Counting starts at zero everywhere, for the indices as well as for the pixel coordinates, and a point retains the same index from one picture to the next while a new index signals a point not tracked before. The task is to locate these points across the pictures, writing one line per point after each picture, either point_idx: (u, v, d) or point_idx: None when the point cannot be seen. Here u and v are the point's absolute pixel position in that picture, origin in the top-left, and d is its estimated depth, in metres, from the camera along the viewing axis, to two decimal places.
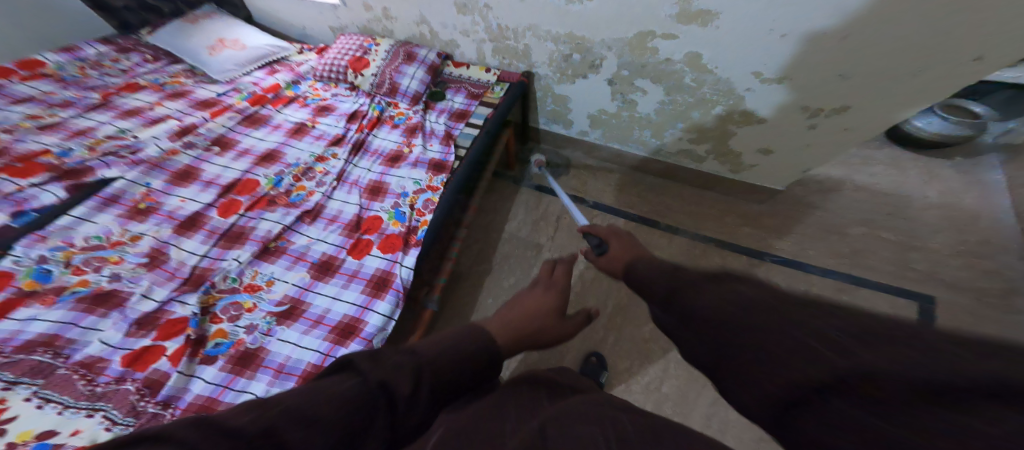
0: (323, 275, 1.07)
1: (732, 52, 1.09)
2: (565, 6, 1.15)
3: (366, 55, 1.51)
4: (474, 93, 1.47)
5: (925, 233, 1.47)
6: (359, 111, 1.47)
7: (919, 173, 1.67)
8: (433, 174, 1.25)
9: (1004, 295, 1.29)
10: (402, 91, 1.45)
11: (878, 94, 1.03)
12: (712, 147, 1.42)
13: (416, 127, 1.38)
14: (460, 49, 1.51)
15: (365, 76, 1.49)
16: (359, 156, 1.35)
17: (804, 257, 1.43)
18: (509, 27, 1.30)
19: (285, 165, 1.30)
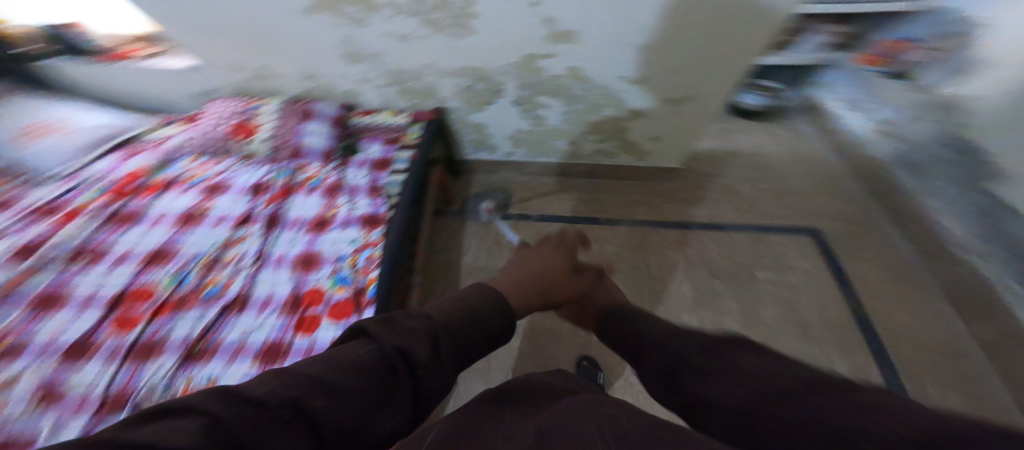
0: (143, 360, 0.81)
1: (507, 38, 1.12)
2: (453, 42, 1.15)
3: (249, 120, 1.30)
4: (389, 137, 1.33)
5: (791, 179, 1.55)
6: (263, 182, 1.22)
7: (767, 135, 1.77)
8: (368, 230, 1.06)
9: (859, 213, 1.42)
10: (308, 150, 1.26)
11: (707, 64, 1.12)
12: (617, 143, 1.44)
13: (338, 185, 1.20)
14: (363, 96, 1.41)
15: (256, 143, 1.28)
16: (278, 231, 1.08)
17: (721, 218, 1.42)
18: (407, 69, 1.26)
19: (181, 261, 1.00)
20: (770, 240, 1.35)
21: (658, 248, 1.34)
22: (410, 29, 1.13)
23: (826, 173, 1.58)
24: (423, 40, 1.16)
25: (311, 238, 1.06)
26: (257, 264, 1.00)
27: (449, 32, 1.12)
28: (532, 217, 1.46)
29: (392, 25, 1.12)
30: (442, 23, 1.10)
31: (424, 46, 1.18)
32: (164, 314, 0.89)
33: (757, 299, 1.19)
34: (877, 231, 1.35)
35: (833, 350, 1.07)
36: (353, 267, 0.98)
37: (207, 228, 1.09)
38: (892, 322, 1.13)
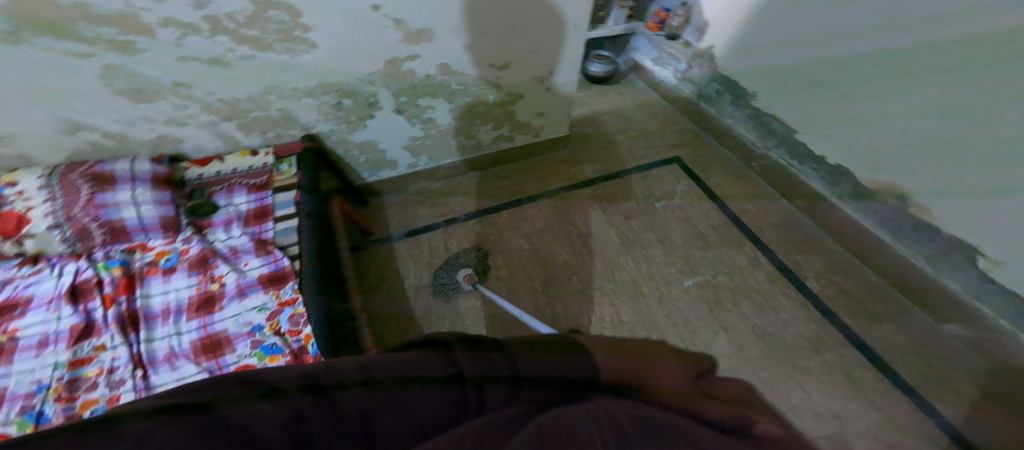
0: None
1: (358, 46, 1.03)
2: (293, 58, 1.01)
3: (5, 207, 0.91)
4: (256, 183, 1.11)
5: (647, 124, 1.90)
6: (83, 280, 0.90)
7: (618, 92, 2.10)
8: (277, 290, 0.89)
9: (698, 138, 1.84)
10: (136, 225, 0.97)
11: (547, 43, 1.25)
12: (509, 125, 1.50)
13: (208, 252, 0.96)
14: (188, 141, 1.09)
15: (38, 235, 0.92)
16: (149, 327, 0.84)
17: (612, 169, 1.64)
18: (244, 98, 1.05)
19: (18, 400, 0.72)
20: (653, 176, 1.63)
21: (580, 208, 1.48)
22: (223, 50, 0.94)
23: (666, 114, 1.97)
24: (243, 66, 0.98)
25: (202, 322, 0.85)
26: (142, 371, 0.78)
27: (280, 50, 0.98)
28: (459, 218, 1.42)
29: (190, 50, 0.92)
30: (264, 40, 0.95)
31: (247, 71, 0.99)
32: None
33: (664, 225, 1.44)
34: (715, 149, 1.77)
35: (725, 247, 1.39)
36: (278, 333, 0.83)
37: (27, 357, 0.78)
38: (749, 212, 1.51)
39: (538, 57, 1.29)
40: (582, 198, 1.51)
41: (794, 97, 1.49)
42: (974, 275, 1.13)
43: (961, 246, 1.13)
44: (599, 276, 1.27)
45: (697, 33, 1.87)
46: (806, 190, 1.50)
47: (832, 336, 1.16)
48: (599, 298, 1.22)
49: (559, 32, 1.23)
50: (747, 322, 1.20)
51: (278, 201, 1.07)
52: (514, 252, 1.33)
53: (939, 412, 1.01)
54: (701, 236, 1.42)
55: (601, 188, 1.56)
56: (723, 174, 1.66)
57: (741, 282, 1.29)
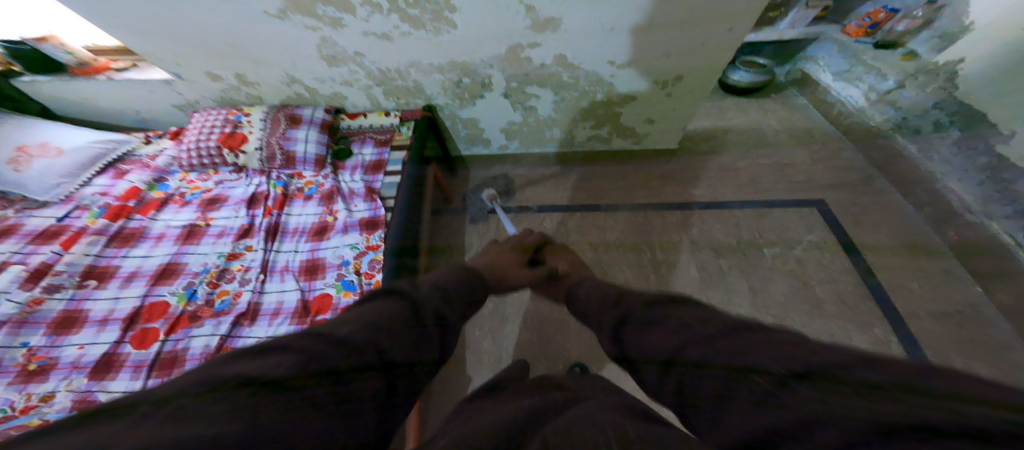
0: (166, 373, 0.82)
1: (488, 32, 1.09)
2: (435, 37, 1.12)
3: (236, 129, 1.29)
4: (381, 139, 1.34)
5: (789, 152, 1.54)
6: (258, 193, 1.21)
7: (758, 109, 1.75)
8: (369, 233, 1.06)
9: (864, 181, 1.42)
10: (300, 159, 1.26)
11: (689, 46, 1.10)
12: (612, 127, 1.42)
13: (335, 190, 1.20)
14: (348, 100, 1.39)
15: (247, 153, 1.27)
16: (280, 240, 1.08)
17: (720, 197, 1.40)
18: (391, 69, 1.24)
19: (189, 276, 1.00)
20: (775, 217, 1.32)
21: (663, 230, 1.31)
22: (390, 27, 1.10)
23: (823, 144, 1.57)
24: (402, 40, 1.13)
25: (313, 246, 1.06)
26: (263, 276, 0.99)
27: (429, 28, 1.10)
28: (531, 208, 1.44)
29: (371, 26, 1.10)
30: (421, 19, 1.07)
31: (404, 46, 1.16)
32: (179, 328, 0.90)
33: (763, 276, 1.17)
34: (880, 201, 1.34)
35: (845, 322, 1.06)
36: (358, 272, 0.97)
37: (208, 242, 1.08)
38: (905, 290, 1.11)
39: (670, 61, 1.14)
40: (670, 220, 1.34)
41: None
42: None
43: None
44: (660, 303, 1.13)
45: (937, 41, 1.36)
46: None
47: None
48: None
49: (710, 32, 1.05)
50: None
51: (392, 158, 1.26)
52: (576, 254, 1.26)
53: None
54: (813, 300, 1.11)
55: (699, 214, 1.35)
56: (884, 234, 1.25)
57: None
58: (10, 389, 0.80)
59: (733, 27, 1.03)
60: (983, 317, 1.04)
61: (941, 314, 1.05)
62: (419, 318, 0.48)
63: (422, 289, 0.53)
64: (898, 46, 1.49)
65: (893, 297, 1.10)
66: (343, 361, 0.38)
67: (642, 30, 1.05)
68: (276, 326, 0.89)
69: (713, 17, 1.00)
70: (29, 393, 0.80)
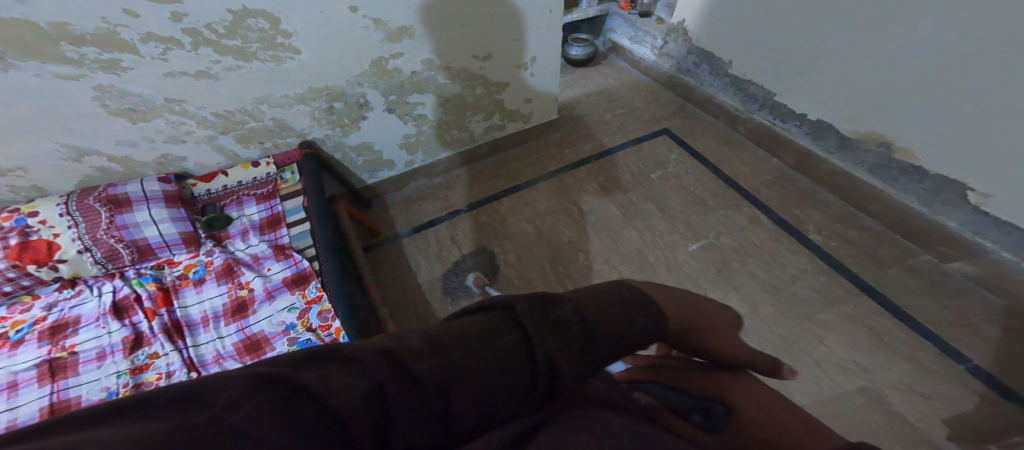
0: None
1: (337, 48, 1.04)
2: (277, 67, 1.01)
3: (27, 237, 0.89)
4: (263, 193, 1.13)
5: (632, 100, 1.93)
6: (122, 297, 0.92)
7: (597, 72, 2.13)
8: (302, 290, 0.93)
9: (685, 108, 1.89)
10: (160, 242, 0.99)
11: (527, 27, 1.27)
12: (502, 114, 1.51)
13: (233, 261, 0.99)
14: (190, 158, 1.10)
15: (72, 259, 0.93)
16: (193, 334, 0.88)
17: (605, 147, 1.67)
18: (235, 111, 1.05)
19: (94, 407, 0.76)
20: (646, 150, 1.65)
21: (578, 186, 1.50)
22: (208, 63, 0.94)
23: (652, 89, 2.02)
24: (229, 77, 0.98)
25: (240, 325, 0.88)
26: (195, 375, 0.81)
27: (264, 58, 0.98)
28: (461, 210, 1.43)
29: (176, 64, 0.92)
30: (248, 50, 0.95)
31: (234, 83, 1.00)
32: None
33: (662, 194, 1.47)
34: (701, 120, 1.81)
35: (725, 209, 1.43)
36: (311, 329, 0.86)
37: (90, 368, 0.81)
38: (741, 174, 1.55)
39: (518, 45, 1.30)
40: (582, 177, 1.53)
41: (764, 52, 1.53)
42: (964, 209, 1.15)
43: (946, 180, 1.16)
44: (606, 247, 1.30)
45: (669, 9, 1.89)
46: (796, 147, 1.52)
47: (844, 286, 1.20)
48: (600, 272, 1.24)
49: (540, 12, 1.25)
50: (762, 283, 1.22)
51: (287, 207, 1.10)
52: (521, 234, 1.34)
53: (963, 355, 1.04)
54: (700, 201, 1.45)
55: (596, 165, 1.58)
56: (712, 139, 1.71)
57: (745, 243, 1.33)
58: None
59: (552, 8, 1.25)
60: (793, 177, 1.53)
61: (769, 182, 1.51)
62: (531, 365, 0.32)
63: (555, 316, 0.36)
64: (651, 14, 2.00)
65: (737, 180, 1.53)
66: (399, 409, 0.27)
67: (484, 20, 1.18)
68: None
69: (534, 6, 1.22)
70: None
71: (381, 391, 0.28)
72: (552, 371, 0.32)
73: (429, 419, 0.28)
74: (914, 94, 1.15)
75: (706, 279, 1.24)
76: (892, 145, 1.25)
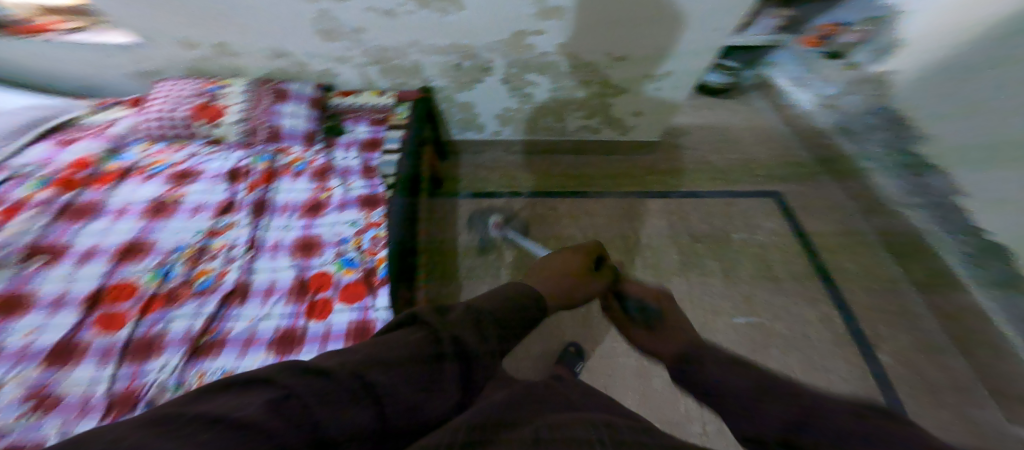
0: (143, 358, 0.77)
1: (496, 16, 1.10)
2: (440, 17, 1.11)
3: (212, 100, 1.21)
4: (376, 118, 1.30)
5: (752, 149, 1.70)
6: (238, 167, 1.15)
7: (725, 108, 1.93)
8: (368, 211, 1.05)
9: (811, 175, 1.62)
10: (288, 132, 1.21)
11: (681, 38, 1.17)
12: (602, 118, 1.49)
13: (327, 167, 1.17)
14: (340, 76, 1.34)
15: (227, 125, 1.20)
16: (268, 216, 1.04)
17: (694, 185, 1.53)
18: (390, 47, 1.21)
19: (161, 254, 0.93)
20: (739, 206, 1.47)
21: (646, 214, 1.42)
22: (395, 4, 1.08)
23: (782, 144, 1.76)
24: (406, 18, 1.11)
25: (307, 222, 1.03)
26: (252, 253, 0.95)
27: (434, 8, 1.08)
28: (524, 194, 1.47)
29: (376, 2, 1.07)
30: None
31: (406, 24, 1.13)
32: (154, 310, 0.83)
33: (733, 257, 1.32)
34: (825, 196, 1.54)
35: (801, 300, 1.24)
36: (359, 249, 0.96)
37: (182, 218, 1.02)
38: (842, 270, 1.33)
39: (661, 55, 1.23)
40: (655, 207, 1.44)
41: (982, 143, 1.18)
42: None
43: None
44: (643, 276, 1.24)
45: (874, 54, 1.41)
46: None
47: None
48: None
49: (707, 29, 1.13)
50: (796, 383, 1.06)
51: (389, 135, 1.24)
52: (568, 239, 1.34)
53: None
54: (774, 279, 1.28)
55: (676, 202, 1.46)
56: (827, 221, 1.46)
57: (800, 336, 1.16)
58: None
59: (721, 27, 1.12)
60: (902, 291, 1.27)
61: (872, 290, 1.27)
62: (438, 347, 0.43)
63: (448, 316, 0.47)
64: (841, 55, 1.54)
65: (832, 273, 1.31)
66: (321, 400, 0.34)
67: (642, 20, 1.11)
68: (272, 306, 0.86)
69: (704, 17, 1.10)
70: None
71: (292, 396, 0.34)
72: (457, 352, 0.44)
73: (354, 389, 0.36)
74: None
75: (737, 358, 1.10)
76: None
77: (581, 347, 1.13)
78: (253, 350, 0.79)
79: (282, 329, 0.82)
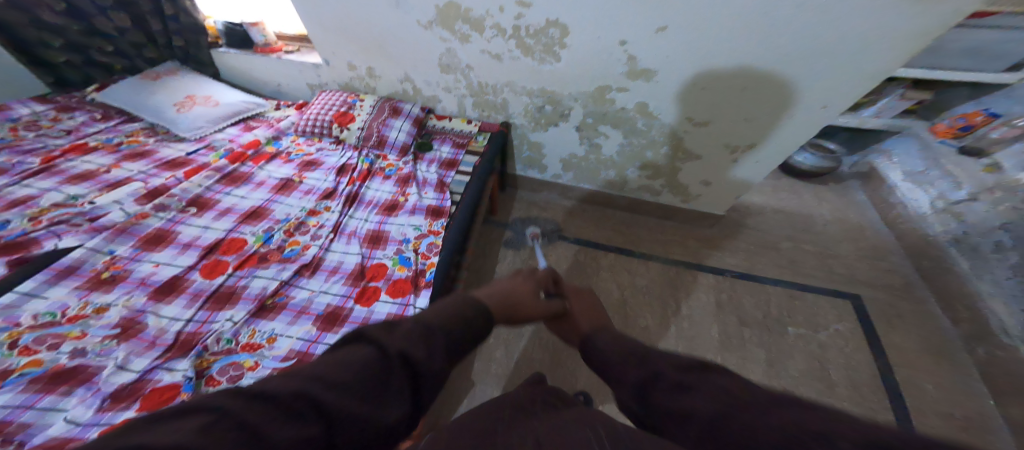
0: (219, 307, 0.88)
1: (589, 69, 1.18)
2: (537, 65, 1.22)
3: (350, 110, 1.44)
4: (459, 141, 1.43)
5: (833, 244, 1.54)
6: (348, 164, 1.34)
7: (812, 196, 1.78)
8: (432, 220, 1.13)
9: (906, 287, 1.39)
10: (391, 143, 1.38)
11: (772, 114, 1.14)
12: (667, 182, 1.46)
13: (411, 176, 1.30)
14: (442, 103, 1.50)
15: (351, 130, 1.41)
16: (355, 208, 1.19)
17: (756, 270, 1.41)
18: (489, 84, 1.34)
19: (271, 222, 1.11)
20: (808, 301, 1.31)
21: (694, 284, 1.34)
22: (503, 50, 1.21)
23: (875, 245, 1.56)
24: (510, 62, 1.24)
25: (382, 219, 1.15)
26: (333, 235, 1.09)
27: (536, 57, 1.19)
28: (568, 238, 1.50)
29: (489, 46, 1.21)
30: (533, 48, 1.17)
31: (509, 68, 1.26)
32: (246, 267, 0.97)
33: (784, 351, 1.16)
34: (923, 313, 1.30)
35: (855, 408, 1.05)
36: (416, 251, 1.05)
37: (296, 197, 1.20)
38: (923, 394, 1.09)
39: (749, 127, 1.19)
40: (705, 282, 1.35)
41: None
42: None
43: None
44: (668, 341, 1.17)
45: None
46: None
47: None
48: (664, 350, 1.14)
49: (804, 107, 1.09)
50: None
51: (466, 159, 1.34)
52: (604, 291, 1.30)
53: None
54: (829, 384, 1.09)
55: (732, 282, 1.36)
56: (916, 339, 1.22)
57: None
58: (73, 293, 0.86)
59: (827, 104, 1.06)
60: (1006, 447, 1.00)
61: (947, 416, 1.04)
62: (387, 366, 0.42)
63: (395, 329, 0.46)
64: (985, 155, 1.44)
65: (906, 396, 1.08)
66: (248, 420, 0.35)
67: (732, 89, 1.11)
68: (334, 284, 0.96)
69: (808, 94, 1.06)
70: (86, 302, 0.85)
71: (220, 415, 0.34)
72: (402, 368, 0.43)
73: (302, 416, 0.36)
74: None
75: None
76: None
77: (591, 399, 1.07)
78: (303, 321, 0.88)
79: (332, 307, 0.91)
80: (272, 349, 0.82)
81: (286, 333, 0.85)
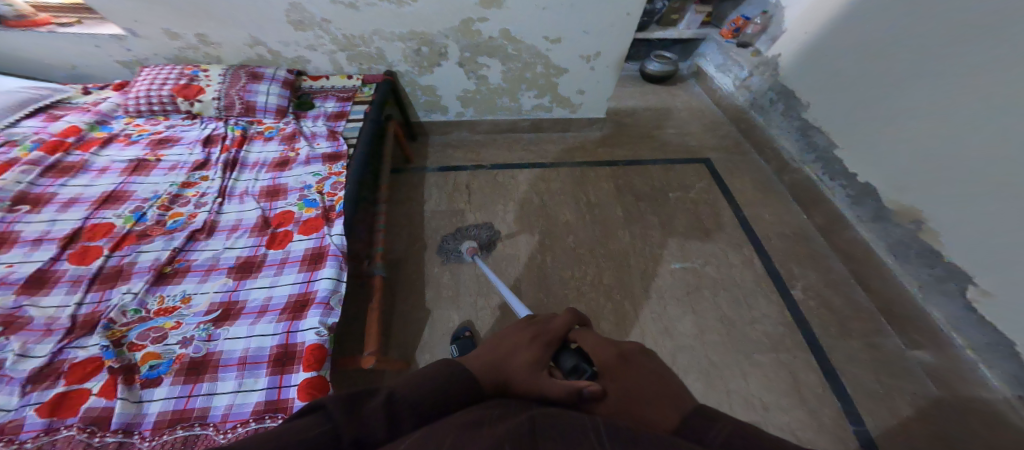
0: (111, 284, 0.83)
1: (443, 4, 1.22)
2: (398, 7, 1.22)
3: (193, 81, 1.26)
4: (342, 96, 1.36)
5: (688, 125, 1.91)
6: (214, 135, 1.21)
7: (666, 95, 2.15)
8: (331, 164, 1.12)
9: (738, 147, 1.82)
10: (261, 108, 1.26)
11: (605, 34, 1.36)
12: (551, 98, 1.61)
13: (296, 133, 1.23)
14: (312, 63, 1.39)
15: (204, 102, 1.26)
16: (239, 171, 1.11)
17: (642, 157, 1.69)
18: (355, 35, 1.30)
19: (137, 201, 1.00)
20: (676, 171, 1.64)
21: (594, 178, 1.57)
22: None
23: (712, 121, 1.98)
24: (369, 10, 1.23)
25: (274, 175, 1.10)
26: (220, 199, 1.02)
27: None
28: (486, 166, 1.59)
29: None
30: None
31: (370, 15, 1.24)
32: (125, 245, 0.90)
33: (670, 213, 1.46)
34: (751, 164, 1.74)
35: (724, 245, 1.39)
36: (320, 192, 1.04)
37: (158, 174, 1.08)
38: (761, 219, 1.50)
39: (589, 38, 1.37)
40: (605, 175, 1.58)
41: (842, 110, 1.43)
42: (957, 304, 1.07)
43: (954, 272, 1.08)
44: (592, 228, 1.37)
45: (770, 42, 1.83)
46: (828, 208, 1.46)
47: (795, 342, 1.15)
48: (580, 257, 1.29)
49: (626, 19, 1.31)
50: (719, 315, 1.20)
51: (353, 109, 1.30)
52: (525, 202, 1.45)
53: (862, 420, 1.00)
54: (704, 231, 1.42)
55: (622, 170, 1.62)
56: (749, 182, 1.64)
57: (726, 277, 1.30)
58: None
59: (630, 12, 1.29)
60: (810, 237, 1.45)
61: (785, 235, 1.45)
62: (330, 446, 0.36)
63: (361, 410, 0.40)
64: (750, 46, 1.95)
65: (752, 224, 1.48)
66: None
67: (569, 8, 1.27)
68: (239, 238, 0.94)
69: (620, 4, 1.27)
70: None
71: None
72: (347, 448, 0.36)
73: None
74: (982, 199, 1.03)
75: (673, 295, 1.23)
76: (923, 224, 1.16)
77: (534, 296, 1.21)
78: (215, 275, 0.87)
79: (245, 257, 0.91)
80: (190, 308, 0.81)
81: (200, 289, 0.84)
